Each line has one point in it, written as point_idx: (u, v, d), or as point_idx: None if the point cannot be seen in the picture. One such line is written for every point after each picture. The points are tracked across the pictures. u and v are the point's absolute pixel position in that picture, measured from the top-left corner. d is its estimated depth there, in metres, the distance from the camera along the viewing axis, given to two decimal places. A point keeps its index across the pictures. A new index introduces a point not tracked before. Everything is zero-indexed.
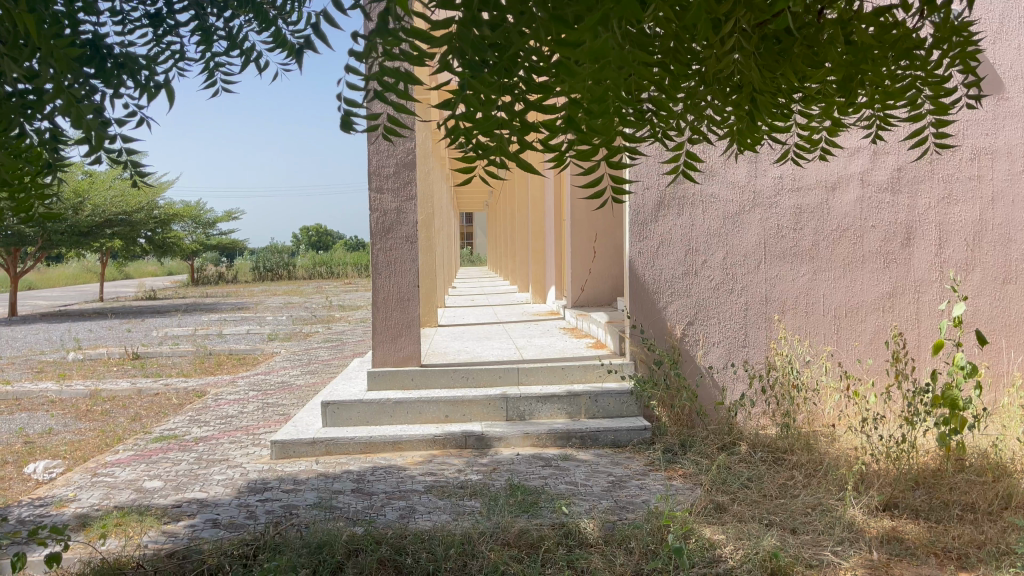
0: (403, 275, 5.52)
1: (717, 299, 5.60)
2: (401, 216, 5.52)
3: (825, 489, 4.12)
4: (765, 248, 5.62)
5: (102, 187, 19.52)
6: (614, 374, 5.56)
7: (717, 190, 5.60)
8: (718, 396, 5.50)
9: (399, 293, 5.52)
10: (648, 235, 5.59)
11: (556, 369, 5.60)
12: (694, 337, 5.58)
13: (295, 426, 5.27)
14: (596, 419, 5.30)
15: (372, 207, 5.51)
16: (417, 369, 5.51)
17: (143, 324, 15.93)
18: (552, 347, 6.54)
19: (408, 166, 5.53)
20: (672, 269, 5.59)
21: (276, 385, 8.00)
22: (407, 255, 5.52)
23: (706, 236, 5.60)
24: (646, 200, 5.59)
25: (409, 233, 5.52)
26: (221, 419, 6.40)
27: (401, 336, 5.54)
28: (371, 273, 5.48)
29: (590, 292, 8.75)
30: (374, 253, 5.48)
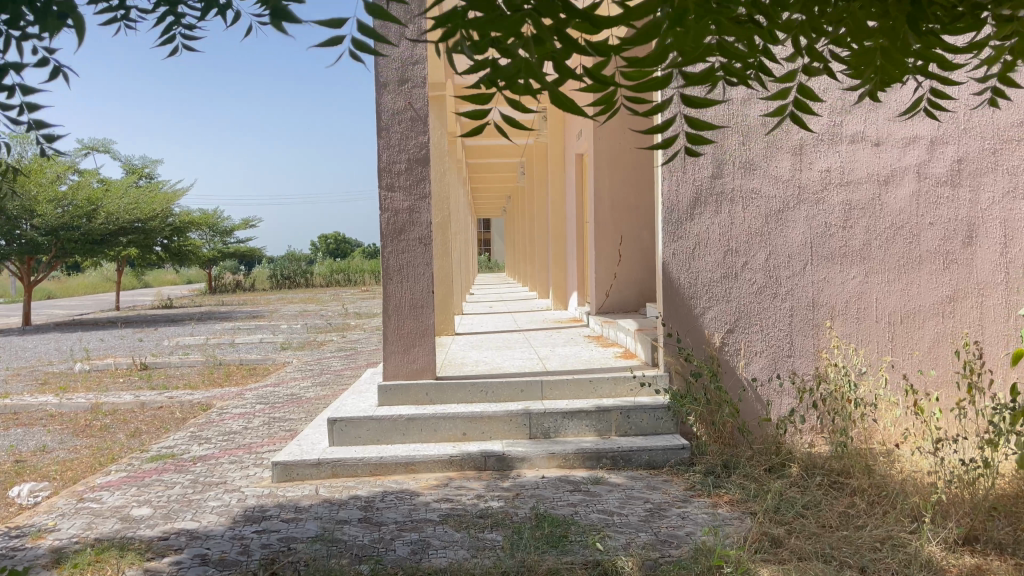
0: (416, 280, 5.08)
1: (760, 304, 5.12)
2: (413, 215, 5.07)
3: (894, 520, 3.62)
4: (812, 248, 5.13)
5: (116, 194, 19.32)
6: (647, 388, 5.09)
7: (757, 185, 5.12)
8: (762, 411, 5.01)
9: (412, 300, 5.08)
10: (683, 234, 5.11)
11: (583, 382, 5.12)
12: (734, 346, 5.09)
13: (300, 445, 4.83)
14: (629, 437, 4.82)
15: (382, 206, 5.07)
16: (432, 383, 5.06)
17: (156, 333, 15.64)
18: (578, 357, 6.07)
19: (421, 162, 5.08)
20: (710, 271, 5.11)
21: (285, 398, 7.58)
22: (421, 258, 5.07)
23: (747, 235, 5.12)
24: (680, 197, 5.10)
25: (423, 234, 5.07)
26: (224, 436, 5.99)
27: (415, 347, 5.09)
28: (382, 277, 5.06)
29: (615, 297, 8.25)
30: (384, 256, 5.05)
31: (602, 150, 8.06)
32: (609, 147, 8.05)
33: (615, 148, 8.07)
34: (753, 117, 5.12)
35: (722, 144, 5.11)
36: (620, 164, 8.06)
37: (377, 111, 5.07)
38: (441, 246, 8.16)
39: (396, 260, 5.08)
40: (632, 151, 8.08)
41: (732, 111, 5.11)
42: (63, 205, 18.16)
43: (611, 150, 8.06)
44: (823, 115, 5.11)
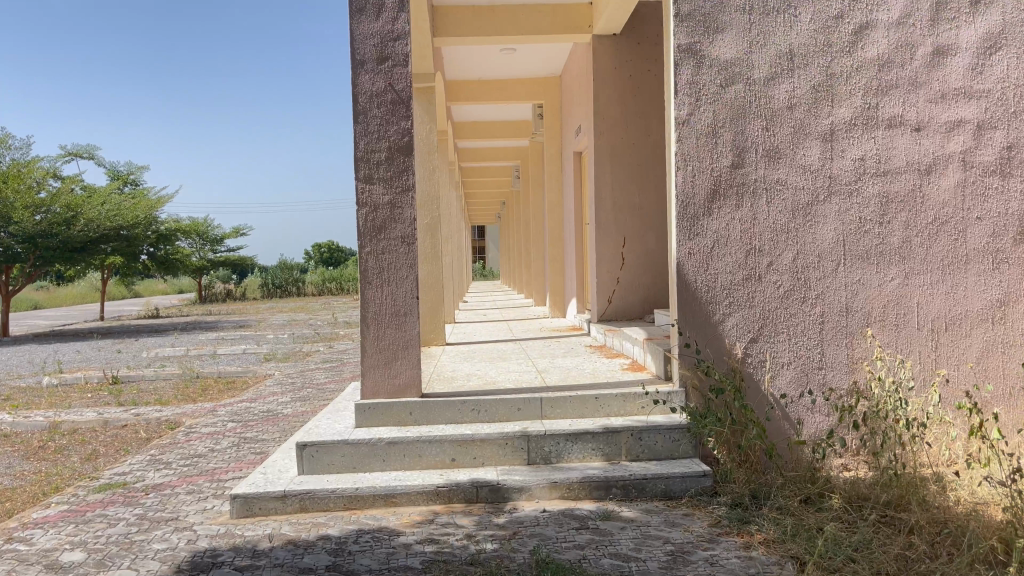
0: (398, 284, 4.48)
1: (788, 310, 4.54)
2: (395, 212, 4.48)
3: (966, 565, 3.02)
4: (845, 246, 4.55)
5: (97, 201, 18.69)
6: (660, 406, 4.49)
7: (783, 175, 4.54)
8: (792, 432, 4.42)
9: (394, 307, 4.48)
10: (700, 231, 4.52)
11: (587, 399, 4.51)
12: (758, 357, 4.51)
13: (265, 474, 4.22)
14: (641, 462, 4.22)
15: (360, 202, 4.48)
16: (416, 401, 4.46)
17: (135, 345, 14.98)
18: (580, 370, 5.47)
19: (404, 151, 4.49)
20: (731, 273, 4.52)
21: (260, 415, 6.96)
22: (403, 260, 4.48)
23: (772, 231, 4.54)
24: (696, 189, 4.52)
25: (405, 233, 4.48)
26: (186, 460, 5.38)
27: (397, 361, 4.48)
28: (360, 282, 4.46)
29: (618, 303, 7.65)
30: (363, 257, 4.45)
31: (603, 145, 7.52)
32: (611, 142, 7.50)
33: (618, 143, 7.52)
34: (778, 99, 4.54)
35: (742, 129, 4.53)
36: (623, 161, 7.52)
37: (352, 92, 4.48)
38: (429, 252, 7.53)
39: (377, 262, 4.48)
40: (635, 147, 7.54)
41: (755, 92, 4.53)
42: (42, 211, 17.51)
43: (613, 145, 7.51)
44: (857, 96, 4.54)
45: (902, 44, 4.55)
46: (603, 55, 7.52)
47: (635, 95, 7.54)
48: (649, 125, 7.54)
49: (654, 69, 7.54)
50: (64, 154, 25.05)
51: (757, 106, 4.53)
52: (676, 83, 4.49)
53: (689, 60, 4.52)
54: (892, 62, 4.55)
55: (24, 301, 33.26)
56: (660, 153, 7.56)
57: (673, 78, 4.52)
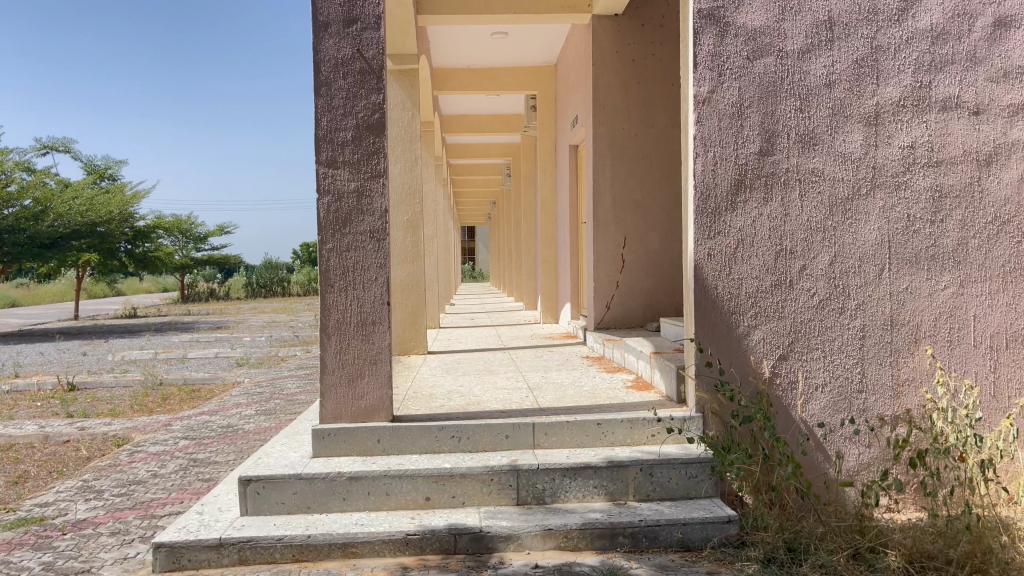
0: (365, 288, 3.78)
1: (824, 322, 3.87)
2: (362, 202, 3.78)
3: None
4: (891, 249, 3.88)
5: (68, 195, 17.87)
6: (673, 434, 3.81)
7: (819, 165, 3.87)
8: (826, 467, 3.76)
9: (360, 315, 3.78)
10: (722, 229, 3.85)
11: (588, 425, 3.81)
12: (788, 378, 3.84)
13: (201, 514, 3.51)
14: (651, 503, 3.54)
15: (321, 190, 3.78)
16: (385, 427, 3.76)
17: (103, 346, 14.19)
18: (577, 387, 4.79)
19: (374, 130, 3.79)
20: (757, 279, 3.86)
21: (218, 431, 6.24)
22: (371, 259, 3.78)
23: (806, 230, 3.87)
24: (718, 180, 3.84)
25: (374, 228, 3.79)
26: (122, 488, 4.65)
27: (363, 378, 3.78)
28: (320, 285, 3.76)
29: (617, 310, 6.97)
30: (324, 256, 3.76)
31: (602, 136, 6.86)
32: (611, 133, 6.85)
33: (618, 135, 6.87)
34: (815, 75, 3.87)
35: (772, 110, 3.86)
36: (624, 153, 6.87)
37: (313, 60, 3.78)
38: (413, 254, 6.96)
39: (341, 261, 3.78)
40: (638, 139, 6.89)
41: (787, 66, 3.86)
42: (9, 205, 16.69)
43: (614, 136, 6.87)
44: (906, 73, 3.89)
45: (958, 13, 3.91)
46: (603, 38, 6.86)
47: (638, 82, 6.89)
48: (652, 114, 6.90)
49: (659, 53, 6.90)
50: (39, 147, 24.17)
51: (789, 84, 3.86)
52: (695, 55, 3.82)
53: (711, 28, 3.84)
54: (947, 34, 3.90)
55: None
56: (665, 145, 6.92)
57: (692, 48, 3.84)
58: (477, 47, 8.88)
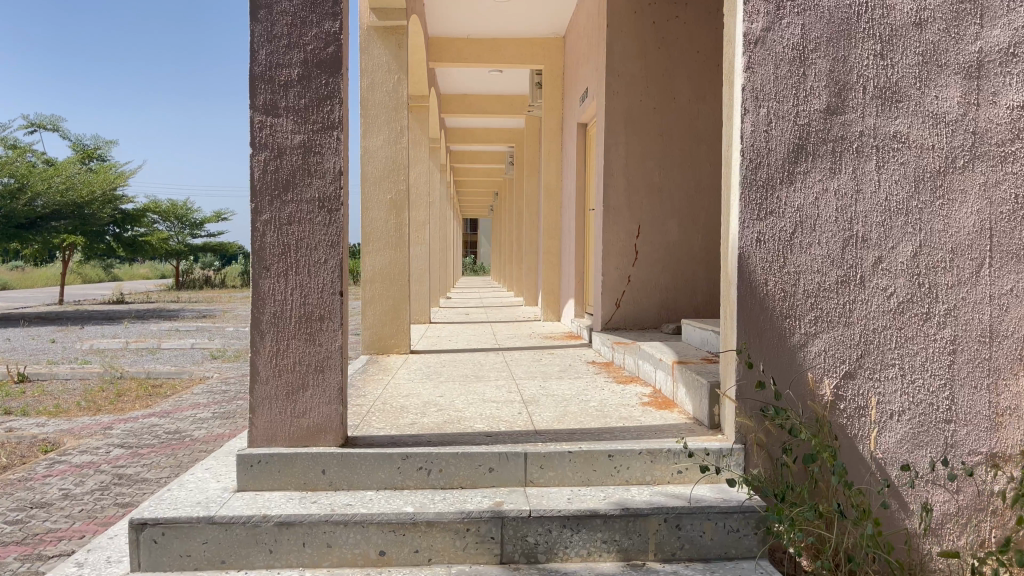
0: (312, 273, 2.91)
1: (905, 331, 3.00)
2: (309, 161, 2.91)
3: None
4: (994, 238, 3.01)
5: (48, 174, 17.00)
6: (706, 471, 2.93)
7: (904, 127, 3.00)
8: (905, 521, 2.91)
9: (303, 307, 2.91)
10: (776, 207, 2.98)
11: (597, 457, 2.94)
12: (856, 401, 2.97)
13: (79, 566, 2.64)
14: (677, 566, 2.67)
15: (255, 143, 2.90)
16: (332, 454, 2.89)
17: (74, 334, 13.31)
18: (583, 402, 3.92)
19: (328, 68, 2.91)
20: (819, 273, 2.99)
21: (162, 437, 5.37)
22: (319, 236, 2.91)
23: (884, 211, 3.00)
24: (772, 143, 2.97)
25: (324, 195, 2.92)
26: (18, 513, 3.78)
27: (306, 389, 2.92)
28: (253, 266, 2.90)
29: (628, 309, 6.09)
30: (258, 229, 2.89)
31: (616, 109, 5.99)
32: (626, 105, 5.98)
33: (635, 108, 6.00)
34: (901, 10, 2.99)
35: (845, 54, 2.98)
36: (640, 129, 6.00)
37: None
38: (396, 239, 6.02)
39: (281, 239, 2.91)
40: (657, 113, 6.02)
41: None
42: None
43: (630, 109, 5.99)
44: (1018, 11, 3.03)
45: None
46: None
47: (660, 47, 5.99)
48: (675, 86, 6.02)
49: (684, 15, 6.02)
50: (27, 124, 23.32)
51: (869, 21, 2.99)
52: None
53: None
54: None
55: None
56: (689, 121, 6.04)
57: None
58: (478, 12, 8.02)
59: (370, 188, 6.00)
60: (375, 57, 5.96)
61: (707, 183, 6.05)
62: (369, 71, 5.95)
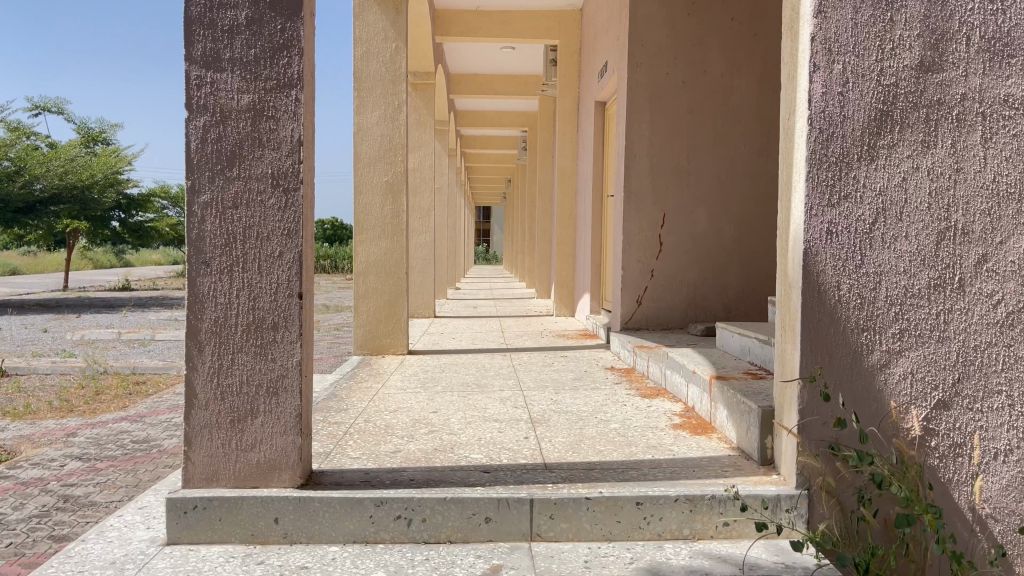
0: (263, 269, 2.31)
1: (1015, 350, 2.36)
2: (259, 127, 2.30)
3: None
4: None
5: (47, 157, 16.47)
6: (761, 524, 2.31)
7: (1019, 88, 2.36)
8: None
9: (251, 313, 2.31)
10: (853, 189, 2.34)
11: (621, 506, 2.32)
12: (952, 437, 2.34)
13: None
14: None
15: (191, 104, 2.29)
16: (286, 498, 2.28)
17: (68, 323, 12.78)
18: (603, 422, 3.30)
19: (284, 10, 2.29)
20: (906, 274, 2.35)
21: (128, 447, 4.79)
22: (272, 223, 2.31)
23: (991, 195, 2.36)
24: (849, 108, 2.33)
25: (279, 171, 2.31)
26: None
27: (255, 417, 2.32)
28: (188, 261, 2.29)
29: (650, 307, 5.46)
30: (195, 214, 2.29)
31: (640, 83, 5.34)
32: (650, 78, 5.33)
33: (661, 81, 5.35)
34: None
35: None
36: (667, 106, 5.35)
37: None
38: (391, 227, 5.41)
39: (223, 225, 2.30)
40: (686, 88, 5.37)
41: None
42: None
43: (655, 83, 5.34)
44: None
45: None
46: None
47: (690, 12, 5.32)
48: (705, 57, 5.36)
49: None
50: (31, 106, 22.85)
51: None
52: None
53: None
54: None
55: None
56: (721, 97, 5.39)
57: None
58: None
59: (363, 169, 5.38)
60: (372, 24, 5.33)
61: (741, 167, 5.41)
62: (362, 39, 5.33)
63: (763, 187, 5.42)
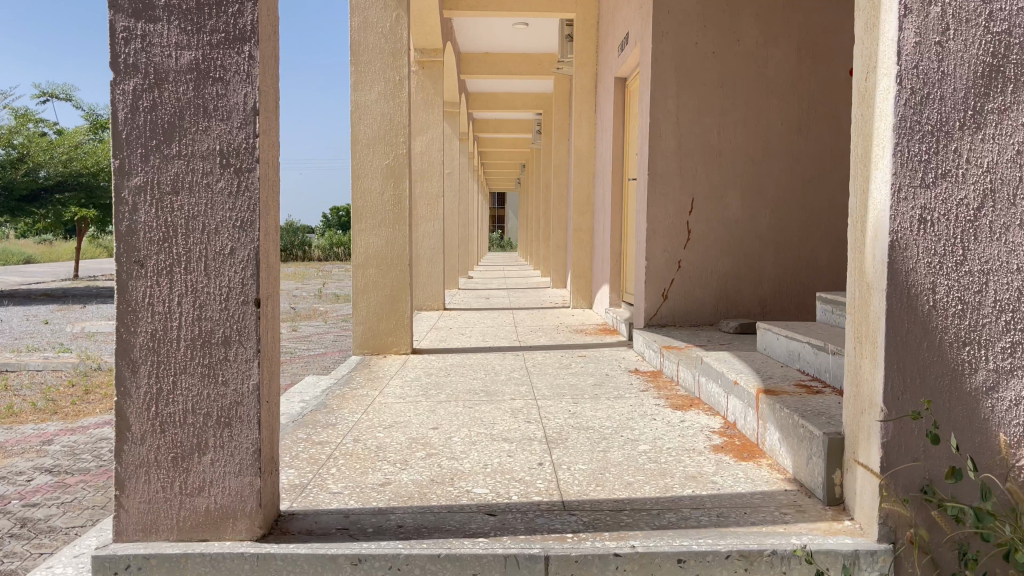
0: (210, 269, 1.85)
1: None
2: (204, 93, 1.83)
3: None
4: None
5: (50, 144, 16.10)
6: None
7: None
8: None
9: (197, 324, 1.85)
10: (953, 166, 1.85)
11: (661, 565, 1.85)
12: None
13: None
14: None
15: (118, 64, 1.82)
16: (239, 555, 1.83)
17: (70, 314, 12.41)
18: (631, 441, 2.83)
19: None
20: (1020, 273, 1.86)
21: (104, 457, 4.36)
22: (221, 212, 1.85)
23: None
24: (950, 63, 1.84)
25: (229, 148, 1.84)
26: None
27: (203, 453, 1.87)
28: (116, 260, 1.83)
29: (677, 302, 4.96)
30: (125, 202, 1.83)
31: (667, 53, 4.83)
32: (678, 48, 4.82)
33: (689, 52, 4.83)
34: None
35: None
36: (696, 80, 4.84)
37: None
38: (394, 215, 4.95)
39: (160, 216, 1.84)
40: (716, 60, 4.86)
41: None
42: None
43: (682, 54, 4.83)
44: None
45: None
46: None
47: None
48: (738, 25, 4.84)
49: None
50: (39, 93, 22.52)
51: None
52: None
53: None
54: None
55: (11, 256, 30.83)
56: (756, 68, 4.87)
57: None
58: None
59: (362, 151, 4.91)
60: None
61: (777, 147, 4.91)
62: (360, 7, 4.83)
63: (801, 169, 4.92)
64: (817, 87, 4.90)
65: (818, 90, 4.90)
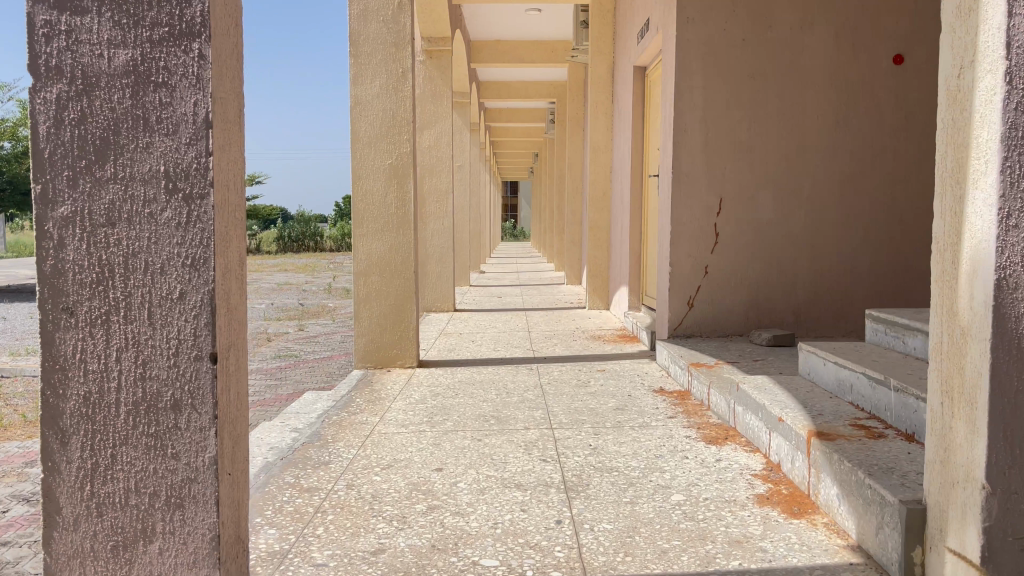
0: (155, 319, 1.50)
1: None
2: (143, 102, 1.49)
3: None
4: None
5: None
6: None
7: None
8: None
9: (139, 385, 1.51)
10: None
11: None
12: None
13: None
14: None
15: (39, 66, 1.48)
16: None
17: None
18: (663, 488, 2.47)
19: None
20: None
21: None
22: (167, 248, 1.50)
23: None
24: None
25: (175, 169, 1.50)
26: None
27: (150, 541, 1.53)
28: (39, 309, 1.49)
29: (704, 310, 4.59)
30: (50, 238, 1.48)
31: (692, 41, 4.43)
32: (704, 35, 4.43)
33: (717, 39, 4.44)
34: None
35: None
36: (724, 70, 4.46)
37: None
38: (397, 218, 4.61)
39: (92, 253, 1.49)
40: (747, 48, 4.46)
41: None
42: None
43: (710, 41, 4.43)
44: None
45: None
46: None
47: None
48: (770, 10, 4.44)
49: None
50: None
51: None
52: None
53: None
54: None
55: (23, 248, 30.70)
56: (789, 57, 4.47)
57: None
58: None
59: (363, 149, 4.56)
60: None
61: (813, 142, 4.52)
62: None
63: (839, 166, 4.53)
64: (857, 77, 4.50)
65: (858, 80, 4.50)
